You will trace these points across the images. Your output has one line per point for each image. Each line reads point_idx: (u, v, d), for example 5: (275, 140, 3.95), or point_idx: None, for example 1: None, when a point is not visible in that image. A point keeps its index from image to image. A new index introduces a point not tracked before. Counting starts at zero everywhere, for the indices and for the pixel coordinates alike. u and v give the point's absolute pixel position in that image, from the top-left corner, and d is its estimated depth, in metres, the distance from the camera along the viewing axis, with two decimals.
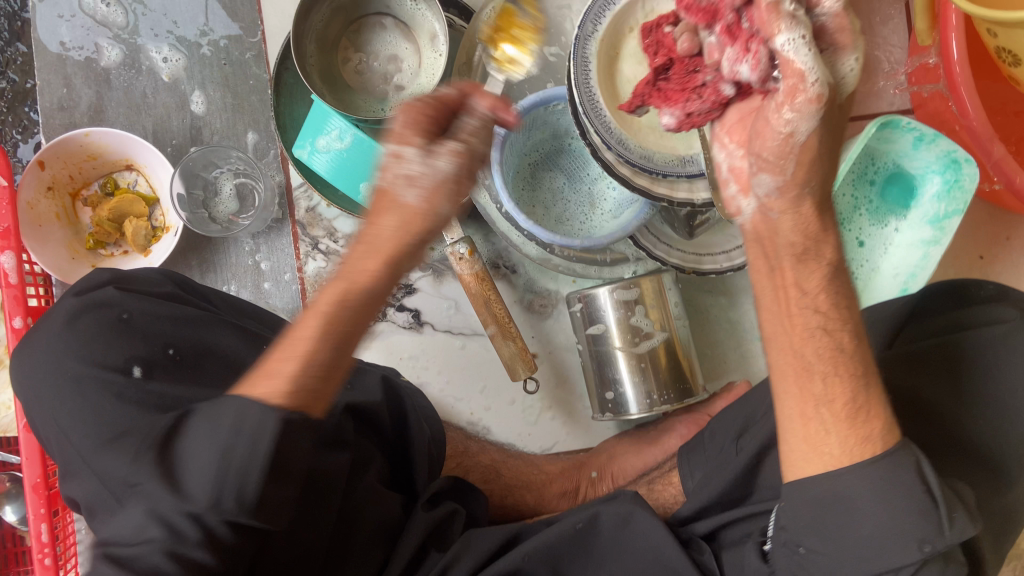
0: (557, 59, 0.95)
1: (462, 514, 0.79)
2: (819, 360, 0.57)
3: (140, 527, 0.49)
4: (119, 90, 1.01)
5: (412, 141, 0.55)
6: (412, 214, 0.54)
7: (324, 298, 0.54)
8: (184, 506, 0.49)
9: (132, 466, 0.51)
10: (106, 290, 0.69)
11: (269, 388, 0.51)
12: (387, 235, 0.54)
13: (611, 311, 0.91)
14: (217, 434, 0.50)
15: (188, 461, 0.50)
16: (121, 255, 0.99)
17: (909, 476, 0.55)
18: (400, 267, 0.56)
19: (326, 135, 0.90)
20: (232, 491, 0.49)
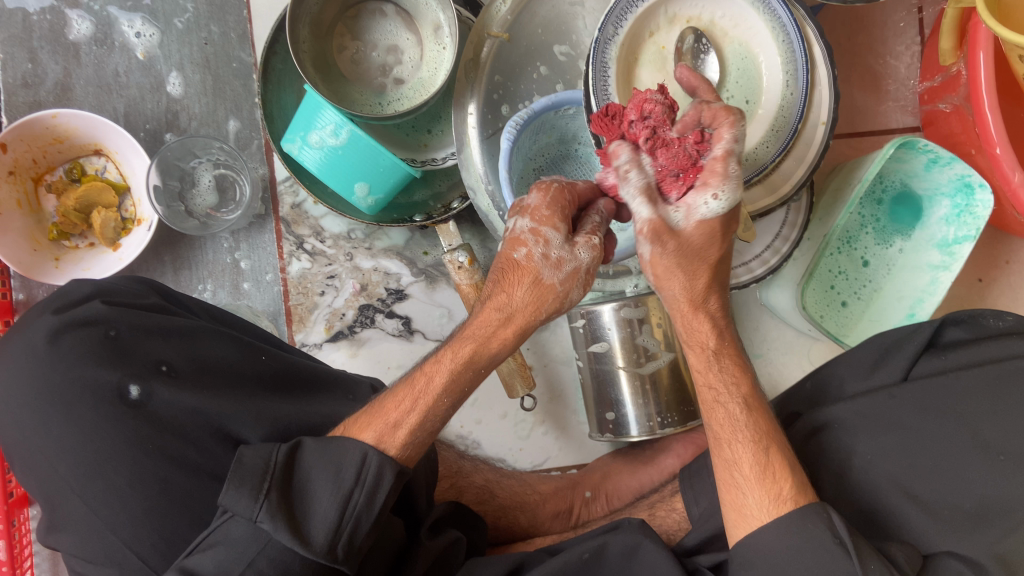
0: (569, 59, 0.90)
1: (463, 542, 0.75)
2: (723, 429, 0.65)
3: (250, 558, 0.53)
4: (89, 67, 0.93)
5: (558, 225, 0.62)
6: (548, 289, 0.63)
7: (449, 365, 0.62)
8: (305, 551, 0.53)
9: (255, 501, 0.54)
10: (93, 305, 0.66)
11: (393, 439, 0.60)
12: (520, 308, 0.63)
13: (616, 330, 0.87)
14: (341, 480, 0.56)
15: (305, 501, 0.55)
16: (86, 247, 0.92)
17: (816, 530, 0.58)
18: (528, 331, 0.65)
19: (318, 129, 0.83)
20: (345, 540, 0.54)
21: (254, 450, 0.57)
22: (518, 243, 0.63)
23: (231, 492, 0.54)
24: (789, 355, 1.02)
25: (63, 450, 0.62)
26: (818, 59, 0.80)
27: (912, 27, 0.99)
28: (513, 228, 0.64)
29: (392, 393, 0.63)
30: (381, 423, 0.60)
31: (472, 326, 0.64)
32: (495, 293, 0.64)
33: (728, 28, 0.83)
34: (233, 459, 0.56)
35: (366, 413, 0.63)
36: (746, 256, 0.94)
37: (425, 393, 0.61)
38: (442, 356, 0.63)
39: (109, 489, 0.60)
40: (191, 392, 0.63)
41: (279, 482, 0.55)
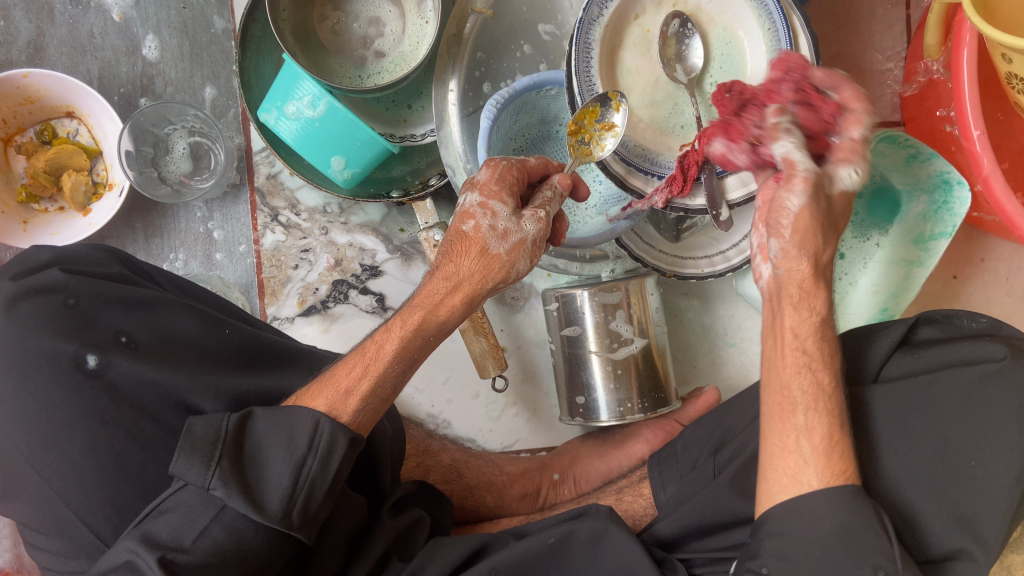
0: (553, 38, 0.88)
1: (426, 520, 0.75)
2: (802, 396, 0.60)
3: (204, 525, 0.53)
4: (63, 27, 0.91)
5: (504, 199, 0.64)
6: (495, 260, 0.63)
7: (398, 333, 0.63)
8: (259, 518, 0.53)
9: (207, 469, 0.54)
10: (50, 272, 0.64)
11: (346, 406, 0.60)
12: (468, 278, 0.63)
13: (591, 314, 0.87)
14: (293, 448, 0.56)
15: (258, 469, 0.55)
16: (55, 211, 0.90)
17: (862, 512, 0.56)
18: (476, 300, 0.65)
19: (295, 99, 0.82)
20: (300, 507, 0.55)
21: (203, 419, 0.56)
22: (467, 217, 0.64)
23: (182, 460, 0.54)
24: None
25: (18, 417, 0.61)
26: (802, 47, 0.78)
27: (897, 22, 0.99)
28: (461, 202, 0.65)
29: (343, 361, 0.63)
30: (331, 390, 0.60)
31: (420, 293, 0.64)
32: (441, 262, 0.64)
33: (714, 14, 0.82)
34: (183, 429, 0.55)
35: (316, 382, 0.62)
36: (721, 244, 0.92)
37: (375, 360, 0.62)
38: (390, 324, 0.64)
39: (66, 456, 0.60)
40: (150, 364, 0.62)
41: (230, 451, 0.55)
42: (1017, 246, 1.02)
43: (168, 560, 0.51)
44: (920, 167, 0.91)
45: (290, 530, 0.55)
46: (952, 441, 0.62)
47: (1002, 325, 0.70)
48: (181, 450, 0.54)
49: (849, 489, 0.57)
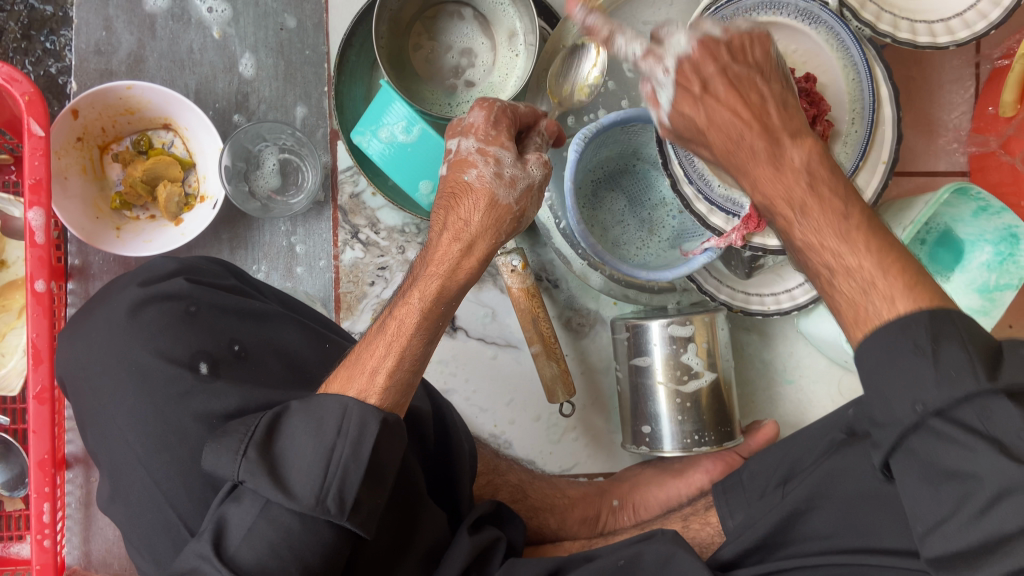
0: (635, 76, 0.91)
1: (504, 540, 0.77)
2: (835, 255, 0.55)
3: (251, 522, 0.56)
4: (164, 41, 0.94)
5: (506, 144, 0.66)
6: (504, 210, 0.65)
7: (418, 305, 0.65)
8: (292, 505, 0.55)
9: (236, 461, 0.57)
10: (176, 282, 0.67)
11: (375, 385, 0.62)
12: (476, 230, 0.65)
13: (660, 345, 0.89)
14: (323, 434, 0.58)
15: (291, 460, 0.57)
16: (147, 219, 0.93)
17: (908, 334, 0.50)
18: (490, 255, 0.67)
19: (389, 125, 0.86)
20: (334, 493, 0.56)
21: (239, 422, 0.60)
22: (468, 166, 0.66)
23: (214, 456, 0.58)
24: (820, 384, 1.03)
25: (134, 423, 0.63)
26: (884, 99, 0.82)
27: (968, 77, 1.01)
28: (460, 149, 0.67)
29: (366, 340, 0.66)
30: (361, 374, 0.63)
31: (433, 258, 0.65)
32: (448, 222, 0.65)
33: (801, 62, 0.83)
34: (220, 429, 0.60)
35: (344, 369, 0.64)
36: (788, 282, 0.94)
37: (398, 337, 0.64)
38: (409, 296, 0.65)
39: (176, 461, 0.61)
40: (257, 378, 0.65)
41: (259, 443, 0.58)
42: None
43: (223, 551, 0.55)
44: (987, 220, 0.93)
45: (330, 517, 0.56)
46: None
47: None
48: (219, 445, 0.59)
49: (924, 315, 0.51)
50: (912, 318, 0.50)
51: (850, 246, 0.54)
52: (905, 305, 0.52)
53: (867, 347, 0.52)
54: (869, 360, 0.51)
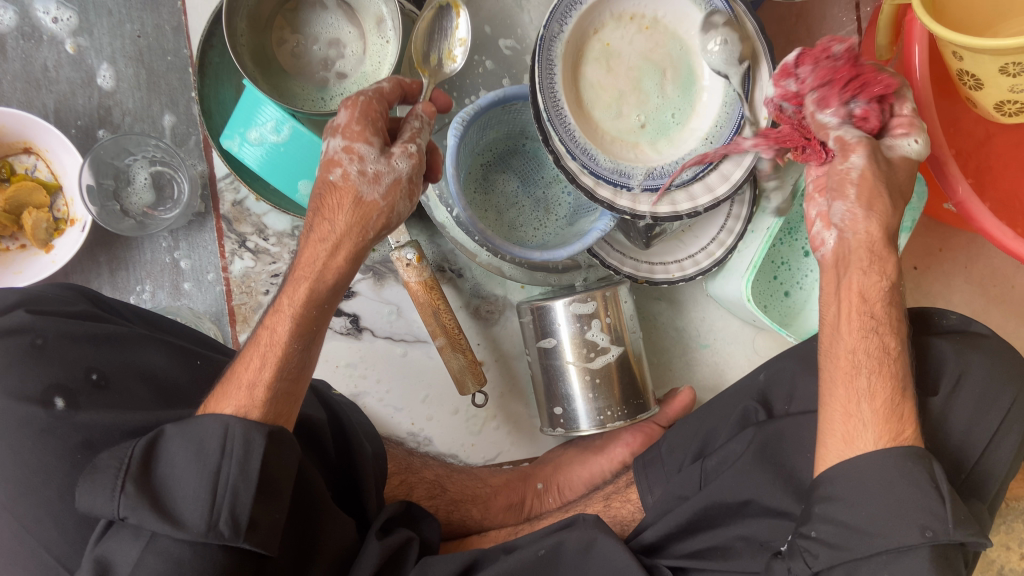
0: (514, 53, 0.90)
1: (417, 540, 0.74)
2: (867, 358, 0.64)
3: (136, 557, 0.51)
4: (15, 61, 0.89)
5: (368, 139, 0.60)
6: (371, 208, 0.61)
7: (288, 312, 0.61)
8: (182, 536, 0.52)
9: (112, 498, 0.52)
10: (17, 314, 0.61)
11: (255, 402, 0.59)
12: (345, 230, 0.61)
13: (565, 325, 0.87)
14: (206, 457, 0.54)
15: (175, 486, 0.53)
16: (17, 249, 0.88)
17: (916, 475, 0.60)
18: (361, 252, 0.63)
19: (258, 126, 0.81)
20: (226, 516, 0.53)
21: (110, 451, 0.55)
22: (334, 164, 0.61)
23: (86, 496, 0.52)
24: (734, 345, 1.03)
25: None
26: (758, 54, 0.81)
27: (850, 23, 1.01)
28: (326, 148, 0.61)
29: (244, 355, 0.62)
30: (236, 390, 0.59)
31: (300, 263, 0.62)
32: (314, 222, 0.62)
33: (670, 26, 0.83)
34: (85, 467, 0.54)
35: (222, 385, 0.61)
36: (689, 248, 0.95)
37: (271, 347, 0.60)
38: (279, 306, 0.62)
39: (42, 502, 0.56)
40: (116, 408, 0.61)
41: (136, 475, 0.53)
42: (974, 235, 1.08)
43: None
44: None
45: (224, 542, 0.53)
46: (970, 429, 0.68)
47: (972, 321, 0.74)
48: (90, 484, 0.53)
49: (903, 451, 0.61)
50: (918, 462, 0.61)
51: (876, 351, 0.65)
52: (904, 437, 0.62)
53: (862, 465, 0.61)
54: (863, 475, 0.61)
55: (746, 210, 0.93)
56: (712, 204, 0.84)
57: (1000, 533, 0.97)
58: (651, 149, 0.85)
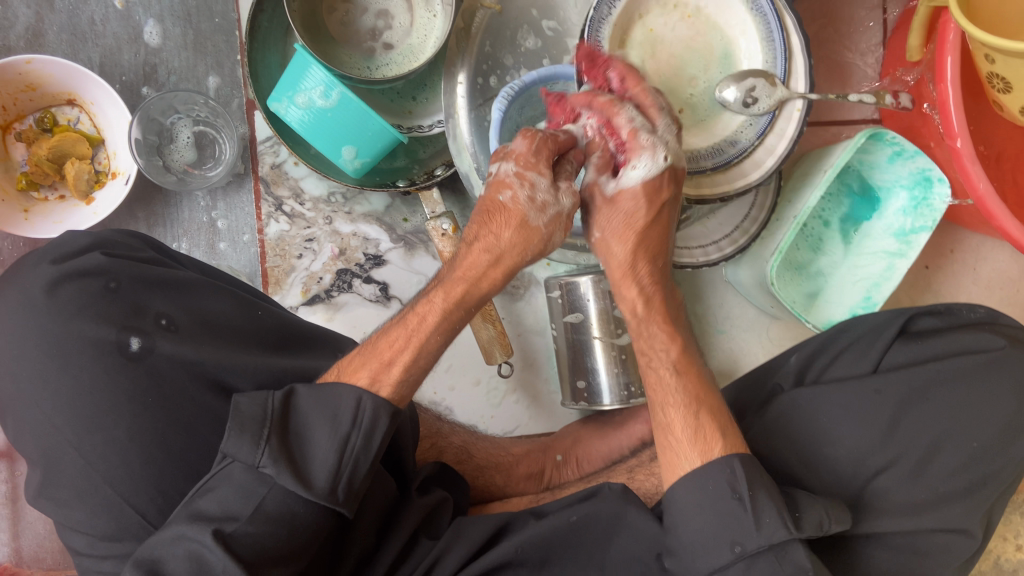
0: (555, 34, 0.90)
1: (450, 501, 0.76)
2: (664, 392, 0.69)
3: (257, 501, 0.54)
4: (63, 14, 0.90)
5: (540, 169, 0.65)
6: (534, 232, 0.66)
7: (442, 304, 0.66)
8: (309, 495, 0.55)
9: (256, 447, 0.55)
10: (93, 255, 0.64)
11: (388, 376, 0.62)
12: (506, 247, 0.66)
13: (594, 301, 0.89)
14: (337, 425, 0.58)
15: (303, 444, 0.57)
16: (56, 200, 0.88)
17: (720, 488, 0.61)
18: (513, 270, 0.68)
19: (306, 90, 0.82)
20: (345, 483, 0.57)
21: (249, 397, 0.57)
22: (504, 187, 0.65)
23: (233, 439, 0.55)
24: (750, 333, 1.07)
25: (57, 408, 0.60)
26: (795, 47, 0.83)
27: (877, 25, 1.04)
28: (497, 170, 0.66)
29: (386, 327, 0.67)
30: (375, 361, 0.63)
31: (459, 265, 0.67)
32: (480, 234, 0.66)
33: (713, 17, 0.86)
34: (230, 407, 0.56)
35: (357, 354, 0.65)
36: (714, 236, 0.99)
37: (417, 332, 0.64)
38: (432, 296, 0.67)
39: (112, 436, 0.59)
40: (190, 344, 0.63)
41: (278, 428, 0.56)
42: (984, 238, 1.11)
43: (222, 534, 0.53)
44: (902, 165, 0.96)
45: (336, 506, 0.57)
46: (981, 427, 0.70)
47: (999, 317, 0.78)
48: (231, 428, 0.56)
49: (724, 458, 0.63)
50: (725, 467, 0.62)
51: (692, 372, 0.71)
52: (710, 446, 0.65)
53: (686, 490, 0.63)
54: (690, 501, 0.62)
55: (770, 198, 0.97)
56: (744, 190, 0.86)
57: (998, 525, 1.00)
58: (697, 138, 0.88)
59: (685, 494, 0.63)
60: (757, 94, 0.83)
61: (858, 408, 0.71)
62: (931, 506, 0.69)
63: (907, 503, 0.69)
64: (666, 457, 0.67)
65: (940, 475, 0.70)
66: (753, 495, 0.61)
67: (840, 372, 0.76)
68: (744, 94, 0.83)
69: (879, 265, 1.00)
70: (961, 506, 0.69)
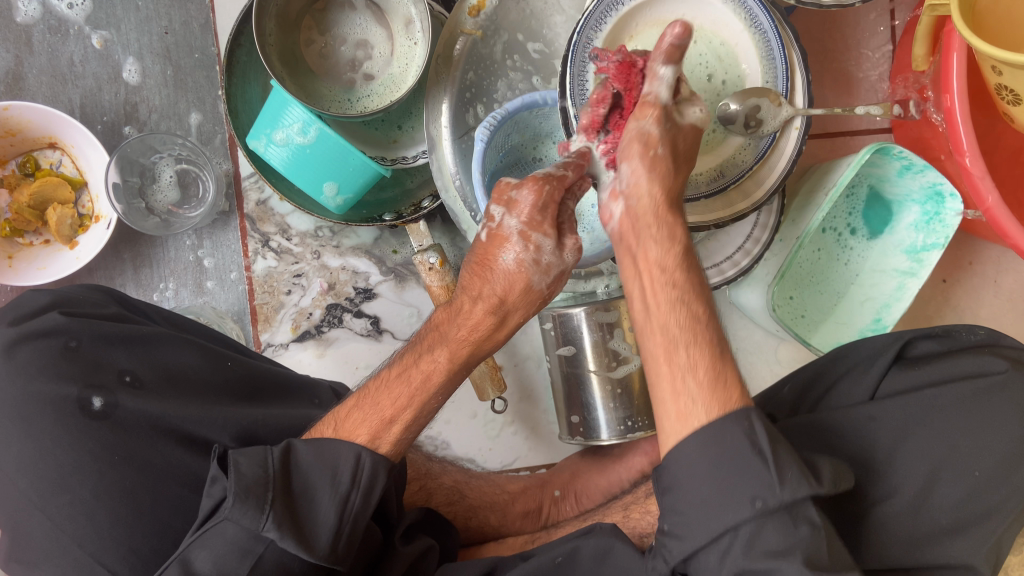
0: (542, 57, 0.87)
1: (436, 549, 0.74)
2: (678, 328, 0.57)
3: (251, 566, 0.53)
4: (42, 56, 0.89)
5: (546, 231, 0.60)
6: (536, 294, 0.61)
7: (445, 363, 0.61)
8: (311, 557, 0.53)
9: (260, 512, 0.52)
10: (49, 316, 0.63)
11: (389, 434, 0.60)
12: (511, 299, 0.60)
13: (588, 334, 0.86)
14: (337, 483, 0.56)
15: (303, 504, 0.55)
16: (41, 245, 0.88)
17: (733, 436, 0.53)
18: (510, 326, 0.63)
19: (284, 127, 0.80)
20: (345, 541, 0.55)
21: (246, 456, 0.55)
22: (504, 244, 0.60)
23: (235, 507, 0.52)
24: (759, 356, 1.03)
25: (18, 469, 0.60)
26: (796, 64, 0.80)
27: (883, 31, 0.99)
28: (500, 219, 0.60)
29: (385, 381, 0.62)
30: (375, 418, 0.60)
31: (455, 329, 0.62)
32: (482, 291, 0.61)
33: (708, 35, 0.82)
34: (229, 471, 0.53)
35: (352, 404, 0.62)
36: (716, 258, 0.95)
37: (421, 391, 0.61)
38: (430, 347, 0.62)
39: (75, 501, 0.58)
40: (155, 401, 0.62)
41: (279, 492, 0.54)
42: (1004, 250, 1.06)
43: None
44: (911, 179, 0.91)
45: (335, 564, 0.55)
46: (987, 445, 0.68)
47: (1000, 337, 0.75)
48: (232, 493, 0.53)
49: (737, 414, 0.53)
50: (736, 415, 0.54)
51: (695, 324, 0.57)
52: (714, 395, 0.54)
53: (695, 446, 0.53)
54: (698, 463, 0.53)
55: (772, 219, 0.92)
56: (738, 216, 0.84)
57: None
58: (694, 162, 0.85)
59: (684, 446, 0.53)
60: (762, 115, 0.79)
61: (850, 436, 0.70)
62: (930, 542, 0.66)
63: (907, 537, 0.67)
64: (672, 394, 0.55)
65: (942, 506, 0.67)
66: (776, 452, 0.53)
67: (838, 401, 0.76)
68: (749, 113, 0.79)
69: (889, 284, 0.96)
70: (967, 541, 0.66)
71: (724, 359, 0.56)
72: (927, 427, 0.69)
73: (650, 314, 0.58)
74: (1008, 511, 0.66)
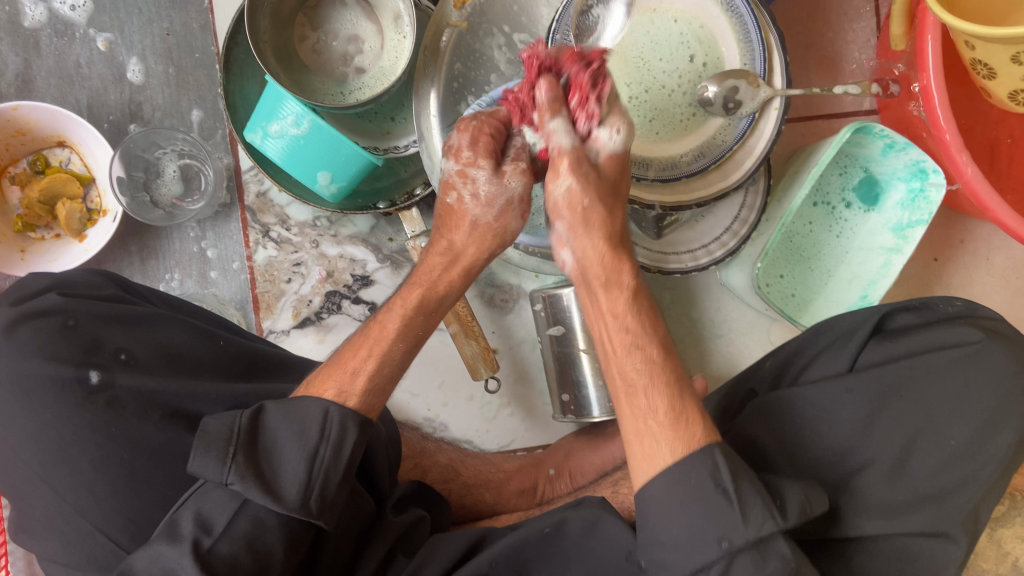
0: (528, 47, 0.89)
1: (427, 519, 0.77)
2: (637, 375, 0.59)
3: (229, 519, 0.55)
4: (50, 59, 0.93)
5: (480, 163, 0.62)
6: (487, 233, 0.66)
7: (400, 313, 0.66)
8: (279, 508, 0.55)
9: (223, 466, 0.56)
10: (49, 297, 0.67)
11: (355, 387, 0.63)
12: (462, 247, 0.67)
13: (577, 313, 0.89)
14: (306, 439, 0.58)
15: (271, 461, 0.57)
16: (52, 239, 0.92)
17: (697, 465, 0.54)
18: (473, 270, 0.69)
19: (279, 119, 0.84)
20: (316, 495, 0.57)
21: (217, 419, 0.59)
22: (450, 189, 0.64)
23: (200, 458, 0.56)
24: (750, 335, 1.05)
25: (26, 439, 0.63)
26: (773, 45, 0.82)
27: (865, 14, 1.01)
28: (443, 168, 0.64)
29: (355, 342, 0.67)
30: (342, 373, 0.64)
31: (419, 273, 0.68)
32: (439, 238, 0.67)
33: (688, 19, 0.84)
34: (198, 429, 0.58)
35: (325, 365, 0.66)
36: (703, 238, 0.97)
37: (379, 339, 0.65)
38: (391, 305, 0.67)
39: (78, 470, 0.62)
40: (149, 377, 0.65)
41: (246, 446, 0.57)
42: (994, 228, 1.07)
43: (201, 549, 0.54)
44: (895, 157, 0.92)
45: (312, 518, 0.57)
46: (966, 416, 0.69)
47: (978, 308, 0.76)
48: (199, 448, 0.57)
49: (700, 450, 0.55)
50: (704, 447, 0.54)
51: (654, 368, 0.59)
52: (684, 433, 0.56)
53: (661, 481, 0.55)
54: (667, 503, 0.54)
55: (760, 197, 0.95)
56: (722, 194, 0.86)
57: (1016, 525, 0.95)
58: (676, 144, 0.87)
59: (648, 490, 0.55)
60: (740, 96, 0.81)
61: (828, 408, 0.70)
62: (908, 509, 0.67)
63: (887, 503, 0.67)
64: (635, 433, 0.57)
65: (919, 474, 0.68)
66: (738, 485, 0.54)
67: (819, 373, 0.76)
68: (726, 94, 0.81)
69: (875, 261, 0.98)
70: (943, 509, 0.67)
71: (679, 393, 0.58)
72: (907, 400, 0.70)
73: (617, 368, 0.60)
74: (984, 480, 0.67)
